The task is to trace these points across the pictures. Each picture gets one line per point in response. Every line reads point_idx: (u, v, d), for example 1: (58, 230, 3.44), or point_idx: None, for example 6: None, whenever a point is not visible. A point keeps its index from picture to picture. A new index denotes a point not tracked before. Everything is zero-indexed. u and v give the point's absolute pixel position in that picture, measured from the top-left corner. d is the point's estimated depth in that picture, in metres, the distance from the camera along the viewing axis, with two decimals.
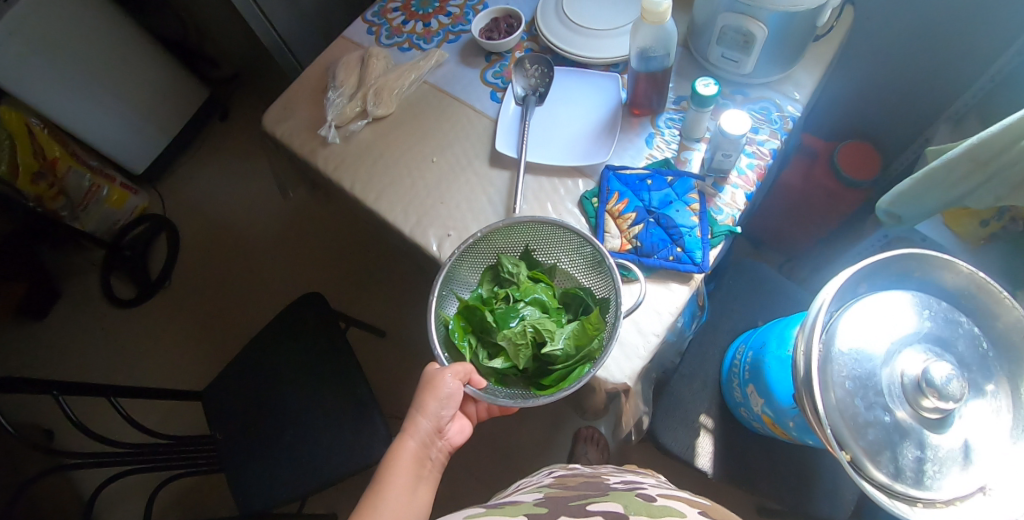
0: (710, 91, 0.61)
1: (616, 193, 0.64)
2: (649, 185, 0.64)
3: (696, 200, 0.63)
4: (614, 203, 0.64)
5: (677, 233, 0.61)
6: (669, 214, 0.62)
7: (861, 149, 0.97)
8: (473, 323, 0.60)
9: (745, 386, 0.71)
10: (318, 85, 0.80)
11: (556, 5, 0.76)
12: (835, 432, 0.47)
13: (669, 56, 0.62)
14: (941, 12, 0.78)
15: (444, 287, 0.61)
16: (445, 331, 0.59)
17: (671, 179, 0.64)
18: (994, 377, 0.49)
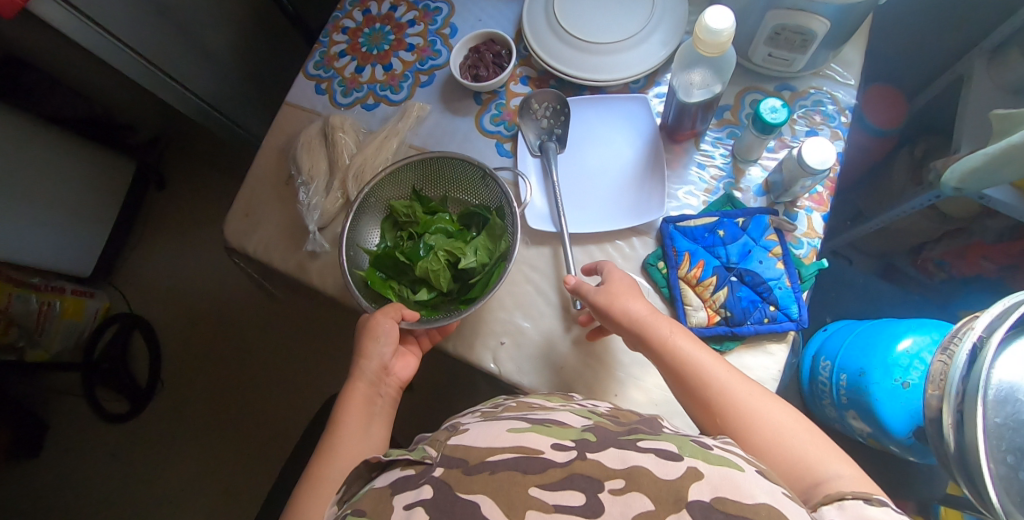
0: (779, 114, 0.50)
1: (685, 253, 0.54)
2: (722, 237, 0.54)
3: (775, 242, 0.54)
4: (686, 268, 0.54)
5: (765, 287, 0.53)
6: (752, 268, 0.53)
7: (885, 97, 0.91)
8: (388, 267, 0.55)
9: (841, 408, 0.66)
10: (280, 176, 0.66)
11: (546, 15, 0.61)
12: (1004, 511, 0.43)
13: (718, 85, 0.50)
14: None
15: (349, 246, 0.55)
16: (363, 285, 0.54)
17: (743, 221, 0.55)
18: None
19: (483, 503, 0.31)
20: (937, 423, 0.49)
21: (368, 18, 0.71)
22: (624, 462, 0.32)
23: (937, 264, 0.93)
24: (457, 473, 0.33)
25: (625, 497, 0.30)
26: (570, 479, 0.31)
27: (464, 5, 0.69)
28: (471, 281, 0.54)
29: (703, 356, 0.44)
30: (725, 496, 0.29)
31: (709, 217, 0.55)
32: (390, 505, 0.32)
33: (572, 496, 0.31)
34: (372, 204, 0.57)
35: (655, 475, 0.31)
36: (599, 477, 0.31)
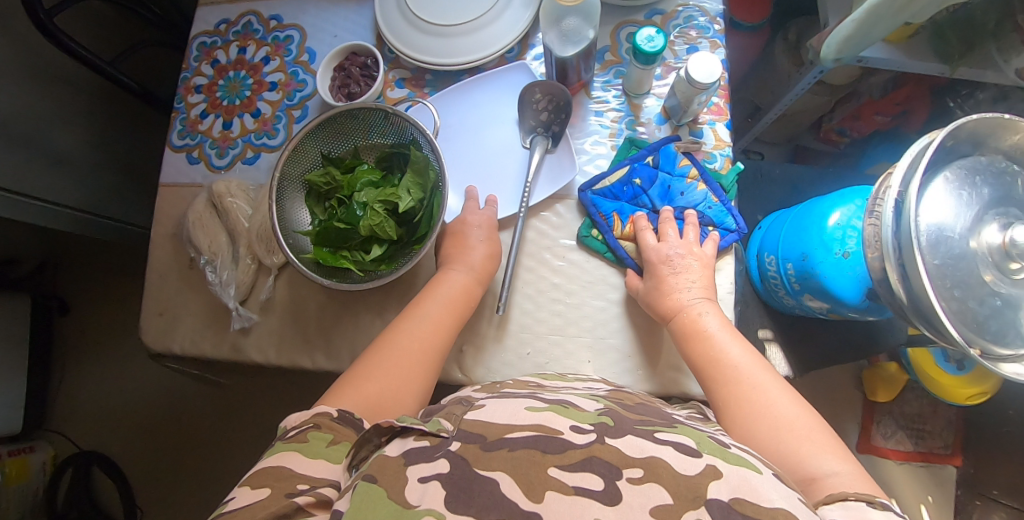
0: (656, 42, 0.50)
1: (613, 214, 0.53)
2: (641, 184, 0.54)
3: (689, 166, 0.54)
4: (620, 228, 0.53)
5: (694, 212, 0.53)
6: (677, 202, 0.53)
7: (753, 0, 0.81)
8: (332, 239, 0.50)
9: (796, 295, 0.63)
10: (182, 263, 0.61)
11: (400, 11, 0.58)
12: (965, 337, 0.47)
13: (591, 31, 0.49)
14: None
15: (285, 232, 0.51)
16: (314, 265, 0.50)
17: (654, 159, 0.54)
18: None
19: (503, 478, 0.29)
20: (879, 275, 0.51)
21: (219, 68, 0.67)
22: (642, 452, 0.31)
23: (838, 132, 0.93)
24: (475, 448, 0.32)
25: (643, 487, 0.29)
26: (589, 464, 0.30)
27: (314, 26, 0.65)
28: (415, 221, 0.50)
29: (736, 347, 0.43)
30: (743, 497, 0.28)
31: (623, 167, 0.54)
32: (404, 478, 0.30)
33: (590, 479, 0.29)
34: (287, 186, 0.52)
35: (674, 469, 0.30)
36: (617, 464, 0.30)
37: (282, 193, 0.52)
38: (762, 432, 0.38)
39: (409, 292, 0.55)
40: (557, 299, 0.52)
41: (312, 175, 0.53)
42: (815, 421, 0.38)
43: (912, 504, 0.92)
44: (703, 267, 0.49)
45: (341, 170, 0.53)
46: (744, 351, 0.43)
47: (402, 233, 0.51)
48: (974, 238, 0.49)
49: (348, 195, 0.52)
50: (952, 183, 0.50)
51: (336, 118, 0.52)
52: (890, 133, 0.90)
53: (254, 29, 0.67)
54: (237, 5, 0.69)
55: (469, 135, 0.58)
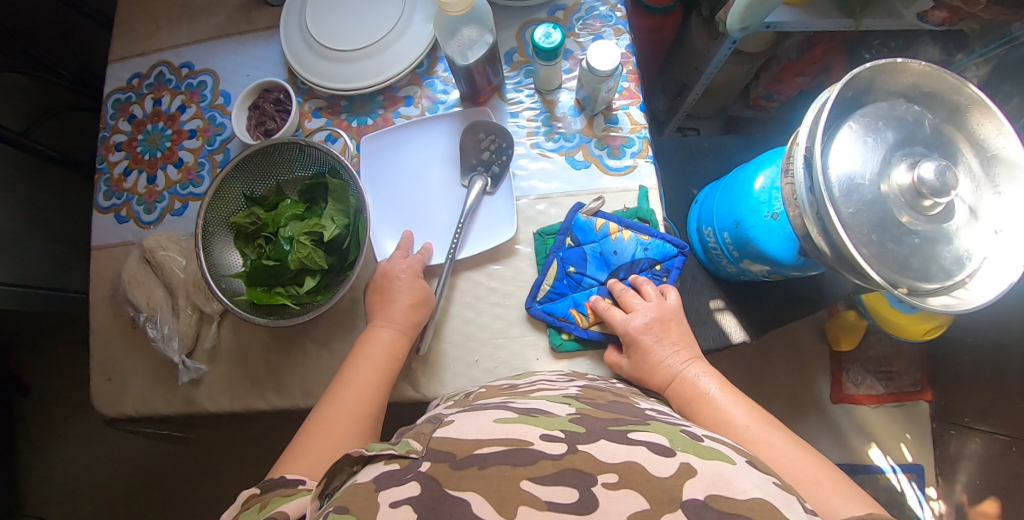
0: (554, 38, 0.50)
1: (570, 311, 0.51)
2: (580, 269, 0.52)
3: (608, 223, 0.52)
4: (585, 319, 0.51)
5: (638, 263, 0.52)
6: (617, 264, 0.52)
7: None
8: (264, 277, 0.50)
9: (737, 262, 0.64)
10: (124, 324, 0.60)
11: (307, 44, 0.58)
12: (887, 279, 0.49)
13: (488, 34, 0.51)
14: None
15: (217, 276, 0.51)
16: (250, 305, 0.50)
17: (574, 240, 0.52)
18: (945, 147, 0.52)
19: (474, 499, 0.28)
20: (803, 232, 0.53)
21: (137, 123, 0.66)
22: (615, 456, 0.31)
23: (766, 98, 0.96)
24: (444, 467, 0.31)
25: (618, 493, 0.29)
26: (564, 474, 0.29)
27: (225, 68, 0.65)
28: (343, 246, 0.51)
29: (736, 407, 0.44)
30: (718, 492, 0.29)
31: (551, 265, 0.52)
32: (375, 504, 0.29)
33: (564, 493, 0.28)
34: (213, 229, 0.52)
35: (648, 473, 0.30)
36: (591, 471, 0.30)
37: (209, 239, 0.52)
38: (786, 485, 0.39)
39: (352, 319, 0.54)
40: (498, 302, 0.53)
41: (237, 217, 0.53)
42: (829, 471, 0.40)
43: (891, 444, 0.97)
44: (674, 324, 0.49)
45: (265, 208, 0.53)
46: (746, 409, 0.45)
47: (333, 261, 0.51)
48: (885, 182, 0.51)
49: (273, 231, 0.52)
50: (857, 133, 0.52)
51: (254, 155, 0.53)
52: (812, 92, 0.92)
53: (167, 79, 0.67)
54: (147, 57, 0.68)
55: (405, 188, 0.55)
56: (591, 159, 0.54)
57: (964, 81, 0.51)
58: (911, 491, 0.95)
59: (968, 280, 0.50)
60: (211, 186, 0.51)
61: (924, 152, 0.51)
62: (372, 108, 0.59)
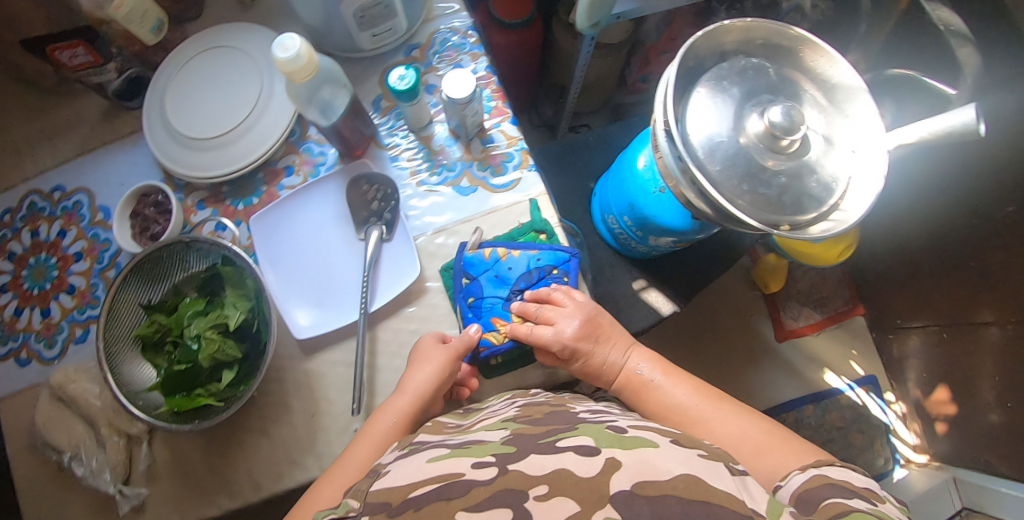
0: (408, 79, 0.52)
1: (484, 336, 0.52)
2: (481, 296, 0.53)
3: (495, 248, 0.53)
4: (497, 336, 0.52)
5: (533, 273, 0.53)
6: (515, 282, 0.53)
7: None
8: (180, 382, 0.49)
9: (645, 240, 0.66)
10: (50, 470, 0.57)
11: (174, 139, 0.58)
12: (769, 221, 0.51)
13: (344, 89, 0.52)
14: None
15: (131, 394, 0.50)
16: (172, 414, 0.49)
17: (470, 276, 0.53)
18: (788, 89, 0.56)
19: None
20: (686, 199, 0.55)
21: (18, 259, 0.63)
22: (544, 468, 0.30)
23: (643, 80, 1.00)
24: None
25: (551, 501, 0.28)
26: (496, 496, 0.28)
27: (97, 182, 0.64)
28: (254, 329, 0.51)
29: (680, 388, 0.47)
30: (644, 479, 0.28)
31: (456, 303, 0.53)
32: None
33: (498, 512, 0.27)
34: (116, 349, 0.51)
35: (576, 476, 0.29)
36: (522, 488, 0.29)
37: (115, 360, 0.50)
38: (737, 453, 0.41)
39: (284, 399, 0.53)
40: None
41: (138, 329, 0.52)
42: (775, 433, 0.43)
43: (843, 364, 1.09)
44: (603, 320, 0.50)
45: (166, 313, 0.52)
46: (691, 390, 0.47)
47: (247, 347, 0.51)
48: (743, 134, 0.53)
49: (179, 334, 0.51)
50: (707, 96, 0.54)
51: (142, 264, 0.52)
52: None
53: (40, 207, 0.64)
54: (13, 190, 0.65)
55: (303, 257, 0.55)
56: (476, 184, 0.56)
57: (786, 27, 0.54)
58: (871, 402, 1.08)
59: (841, 202, 0.53)
60: (105, 300, 0.50)
61: (771, 97, 0.54)
62: (255, 187, 0.59)
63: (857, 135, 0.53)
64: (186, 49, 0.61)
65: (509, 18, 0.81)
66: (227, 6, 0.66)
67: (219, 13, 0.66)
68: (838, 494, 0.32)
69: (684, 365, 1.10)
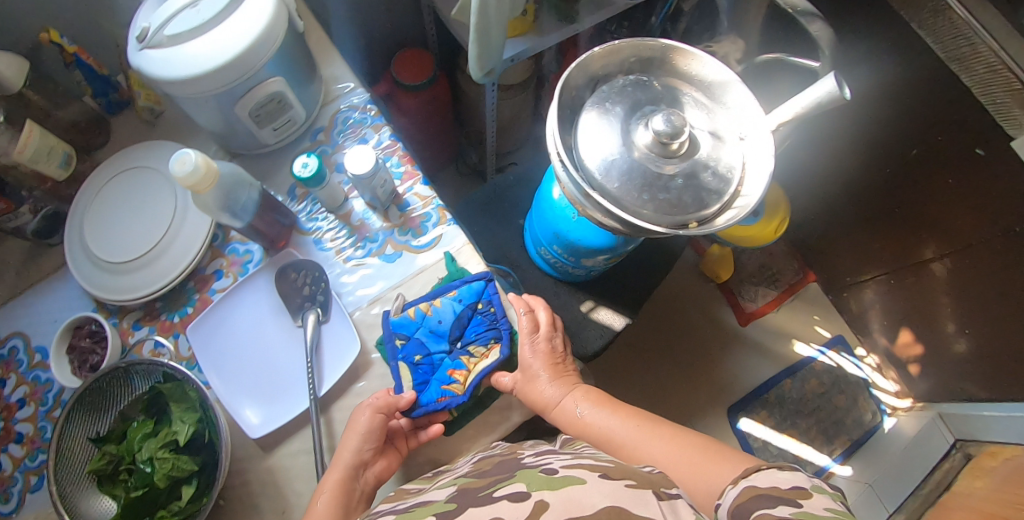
0: (311, 165, 0.54)
1: (443, 388, 0.52)
2: (424, 354, 0.53)
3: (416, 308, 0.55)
4: (457, 386, 0.52)
5: (461, 318, 0.54)
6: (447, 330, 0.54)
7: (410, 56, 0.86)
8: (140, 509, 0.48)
9: (578, 262, 0.68)
10: None
11: (97, 265, 0.59)
12: (679, 225, 0.51)
13: (252, 187, 0.55)
14: None
15: None
16: None
17: (403, 337, 0.54)
18: (669, 93, 0.56)
19: None
20: (597, 221, 0.54)
21: None
22: None
23: None
24: None
25: None
26: None
27: (30, 323, 0.63)
28: (207, 437, 0.51)
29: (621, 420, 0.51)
30: (570, 515, 0.29)
31: (400, 365, 0.53)
32: None
33: None
34: (70, 490, 0.50)
35: None
36: None
37: (71, 501, 0.49)
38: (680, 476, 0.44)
39: (250, 502, 0.53)
40: None
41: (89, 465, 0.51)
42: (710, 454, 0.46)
43: (809, 332, 1.16)
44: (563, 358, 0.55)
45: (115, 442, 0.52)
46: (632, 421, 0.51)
47: (203, 457, 0.51)
48: (634, 148, 0.52)
49: (131, 460, 0.50)
50: (592, 118, 0.54)
51: (83, 397, 0.52)
52: None
53: None
54: None
55: (245, 356, 0.56)
56: (400, 248, 0.59)
57: (649, 39, 0.55)
58: (844, 362, 1.15)
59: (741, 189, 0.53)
60: (52, 441, 0.49)
61: (654, 106, 0.54)
62: (188, 296, 0.60)
63: (740, 123, 0.55)
64: (99, 174, 0.62)
65: (412, 80, 0.85)
66: (134, 126, 0.68)
67: (127, 135, 0.68)
68: (767, 505, 0.32)
69: (661, 368, 1.12)
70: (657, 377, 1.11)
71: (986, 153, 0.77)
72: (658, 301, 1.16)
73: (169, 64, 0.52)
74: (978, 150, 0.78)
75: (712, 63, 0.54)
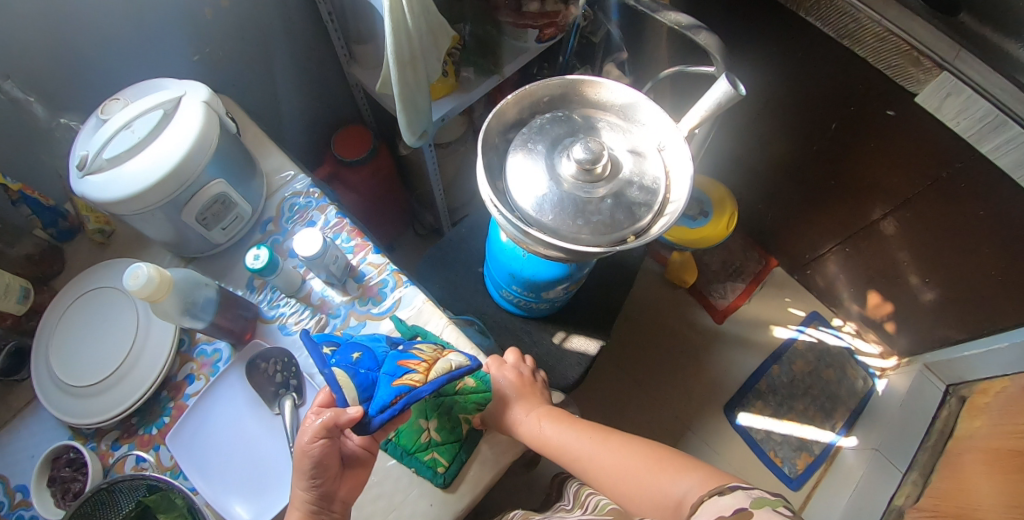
0: (262, 256, 0.57)
1: (395, 383, 0.48)
2: (364, 361, 0.50)
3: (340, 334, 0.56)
4: (411, 376, 0.48)
5: (394, 335, 0.56)
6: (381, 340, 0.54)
7: (350, 130, 0.93)
8: None
9: (538, 298, 0.71)
10: None
11: (67, 391, 0.59)
12: (618, 242, 0.54)
13: (209, 285, 0.58)
14: (263, 35, 0.81)
15: None
16: None
17: (332, 349, 0.53)
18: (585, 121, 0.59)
19: None
20: (543, 254, 0.56)
21: None
22: None
23: None
24: None
25: None
26: None
27: None
28: None
29: (579, 438, 0.59)
30: None
31: (336, 372, 0.48)
32: None
33: None
34: None
35: None
36: None
37: None
38: (632, 481, 0.53)
39: None
40: (369, 486, 0.55)
41: None
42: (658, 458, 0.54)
43: (784, 317, 1.19)
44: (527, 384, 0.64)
45: None
46: (589, 439, 0.59)
47: None
48: (562, 180, 0.55)
49: None
50: (518, 160, 0.57)
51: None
52: None
53: None
54: None
55: (227, 454, 0.56)
56: (363, 318, 0.61)
57: (555, 79, 0.59)
58: (823, 337, 1.18)
59: (669, 195, 0.57)
60: None
61: (573, 137, 0.58)
62: (164, 407, 0.60)
63: (655, 136, 0.59)
64: (56, 307, 0.63)
65: (354, 155, 0.90)
66: (87, 252, 0.69)
67: (81, 261, 0.69)
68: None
69: (652, 381, 1.13)
70: (650, 391, 1.12)
71: (897, 113, 0.83)
72: (633, 317, 1.18)
73: (113, 184, 0.54)
74: (889, 111, 0.84)
75: (617, 87, 0.59)
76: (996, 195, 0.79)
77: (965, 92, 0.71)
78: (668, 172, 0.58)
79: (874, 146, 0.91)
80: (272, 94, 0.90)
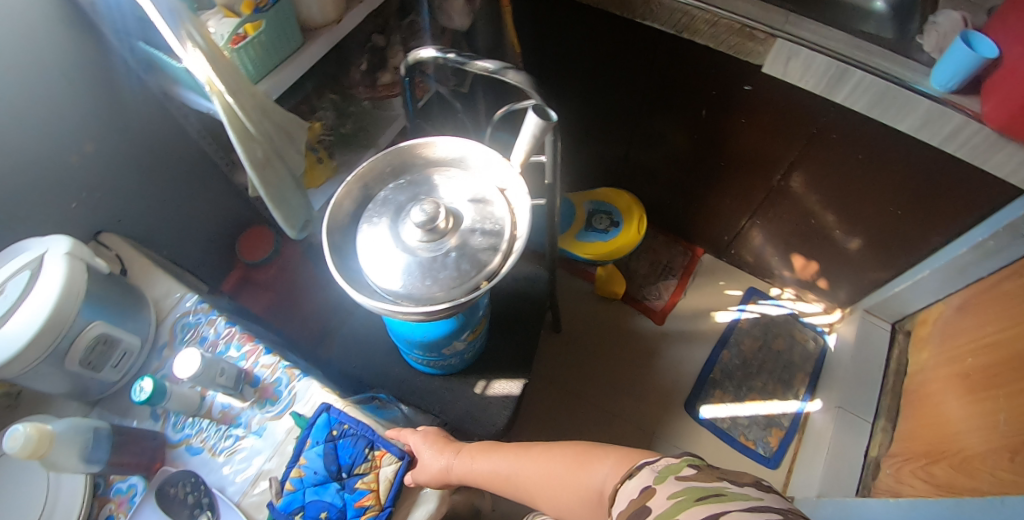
0: (145, 387, 0.58)
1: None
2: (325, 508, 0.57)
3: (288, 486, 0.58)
4: (372, 507, 0.57)
5: (330, 454, 0.59)
6: (326, 474, 0.58)
7: (254, 234, 0.97)
8: None
9: (443, 354, 0.73)
10: None
11: None
12: (472, 289, 0.55)
13: (100, 426, 0.59)
14: (145, 164, 0.86)
15: None
16: None
17: (296, 510, 0.56)
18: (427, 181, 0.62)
19: None
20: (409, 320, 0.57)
21: None
22: None
23: None
24: None
25: None
26: None
27: None
28: None
29: (504, 461, 0.63)
30: None
31: None
32: None
33: None
34: None
35: None
36: None
37: None
38: (561, 485, 0.56)
39: None
40: None
41: None
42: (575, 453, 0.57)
43: (721, 302, 1.22)
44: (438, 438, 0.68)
45: None
46: (512, 457, 0.63)
47: None
48: (409, 245, 0.57)
49: None
50: (365, 237, 0.59)
51: None
52: None
53: None
54: None
55: None
56: (263, 421, 0.64)
57: (386, 151, 0.62)
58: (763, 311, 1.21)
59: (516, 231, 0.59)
60: None
61: (414, 201, 0.60)
62: None
63: (493, 178, 0.62)
64: None
65: (261, 255, 0.94)
66: None
67: None
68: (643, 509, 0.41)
69: (610, 398, 1.12)
70: (610, 409, 1.11)
71: (753, 86, 0.87)
72: (576, 340, 1.19)
73: None
74: (746, 86, 0.88)
75: (447, 143, 0.62)
76: (861, 137, 0.84)
77: (801, 52, 0.76)
78: (512, 208, 0.60)
79: (743, 123, 0.95)
80: (167, 217, 0.93)
